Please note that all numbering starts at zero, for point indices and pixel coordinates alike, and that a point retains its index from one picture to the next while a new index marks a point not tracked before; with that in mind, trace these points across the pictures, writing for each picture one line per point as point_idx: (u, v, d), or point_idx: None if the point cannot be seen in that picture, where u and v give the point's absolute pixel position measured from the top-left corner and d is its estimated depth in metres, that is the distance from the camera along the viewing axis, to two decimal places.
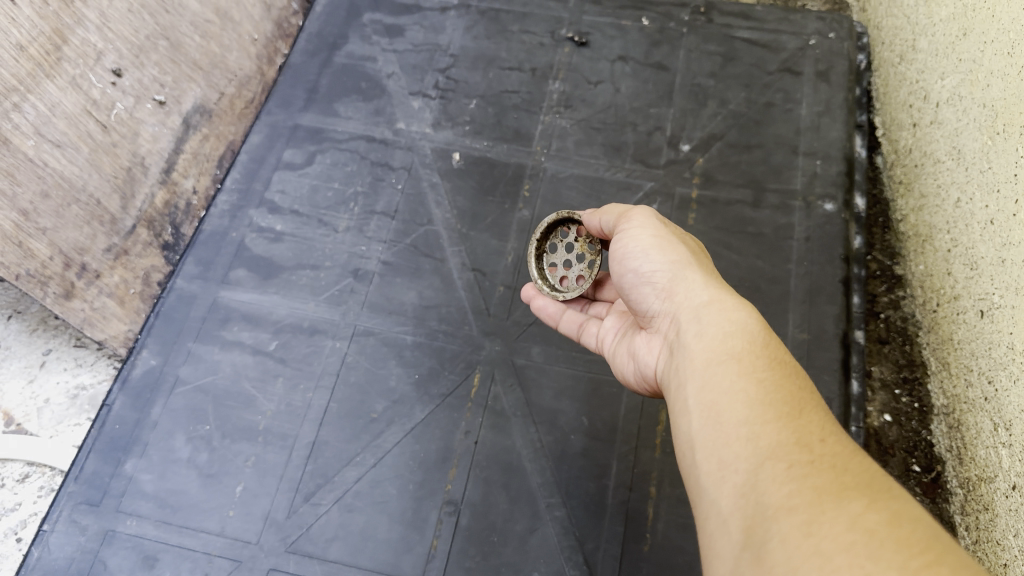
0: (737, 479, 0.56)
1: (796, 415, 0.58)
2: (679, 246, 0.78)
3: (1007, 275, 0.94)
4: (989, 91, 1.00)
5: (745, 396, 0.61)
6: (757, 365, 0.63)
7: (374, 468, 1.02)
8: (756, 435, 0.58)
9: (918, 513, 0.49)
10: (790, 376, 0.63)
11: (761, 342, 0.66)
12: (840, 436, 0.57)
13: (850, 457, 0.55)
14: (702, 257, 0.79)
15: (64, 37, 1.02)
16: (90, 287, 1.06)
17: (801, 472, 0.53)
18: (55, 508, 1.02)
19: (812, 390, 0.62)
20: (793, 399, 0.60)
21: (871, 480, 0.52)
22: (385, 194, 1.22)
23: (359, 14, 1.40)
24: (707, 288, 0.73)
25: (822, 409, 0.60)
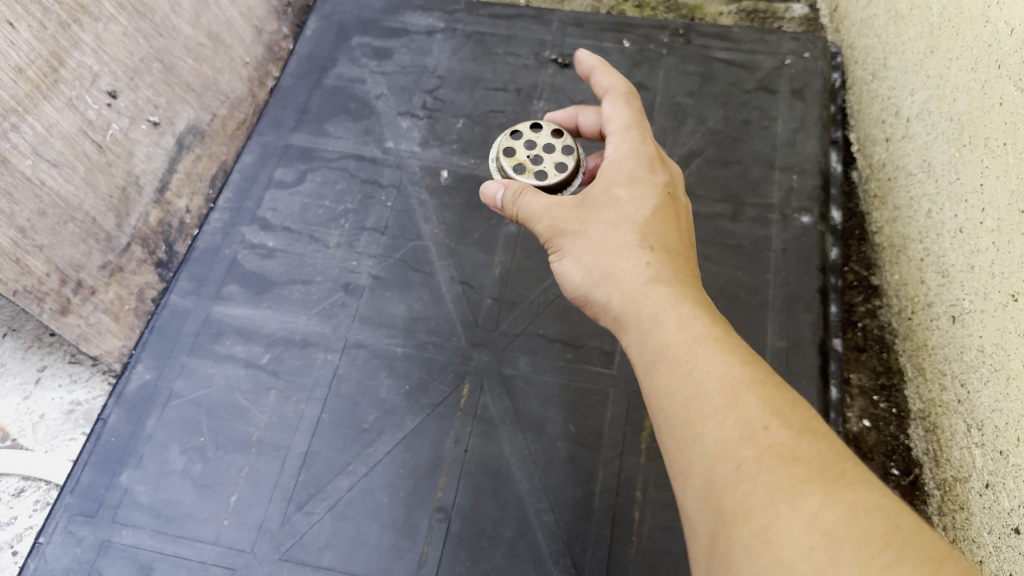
0: (694, 482, 0.59)
1: (730, 404, 0.60)
2: (583, 243, 0.78)
3: (976, 281, 0.97)
4: (955, 105, 1.04)
5: (682, 394, 0.63)
6: (683, 361, 0.65)
7: (365, 477, 1.04)
8: (701, 435, 0.60)
9: (874, 503, 0.51)
10: (713, 360, 0.64)
11: (686, 332, 0.67)
12: (779, 412, 0.59)
13: (797, 442, 0.56)
14: (616, 223, 0.77)
15: (61, 60, 1.04)
16: (85, 303, 1.08)
17: (753, 470, 0.55)
18: (52, 520, 1.04)
19: (744, 364, 0.63)
20: (727, 383, 0.61)
21: (822, 467, 0.54)
22: (375, 211, 1.25)
23: (348, 39, 1.44)
24: (619, 287, 0.74)
25: (757, 384, 0.61)
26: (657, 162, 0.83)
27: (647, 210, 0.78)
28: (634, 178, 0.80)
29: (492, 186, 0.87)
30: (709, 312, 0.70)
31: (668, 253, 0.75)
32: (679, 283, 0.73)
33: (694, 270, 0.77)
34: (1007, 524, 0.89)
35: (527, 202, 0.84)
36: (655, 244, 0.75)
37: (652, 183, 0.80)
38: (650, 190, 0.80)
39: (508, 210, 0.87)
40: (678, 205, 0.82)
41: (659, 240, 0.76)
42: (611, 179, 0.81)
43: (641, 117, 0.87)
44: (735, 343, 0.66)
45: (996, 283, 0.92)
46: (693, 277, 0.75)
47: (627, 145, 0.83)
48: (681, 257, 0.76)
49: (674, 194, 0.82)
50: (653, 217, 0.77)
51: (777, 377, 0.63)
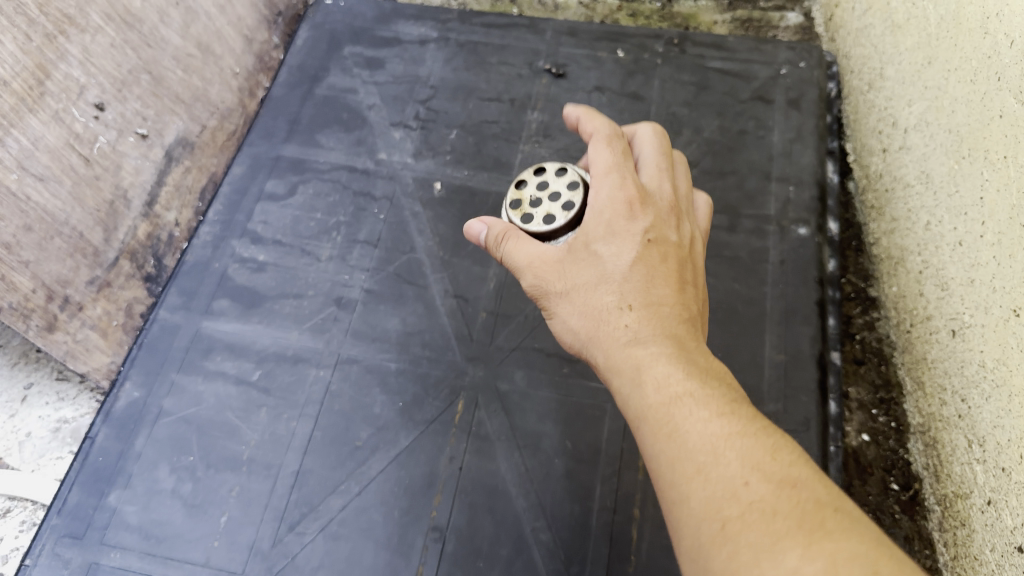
0: (684, 544, 0.59)
1: (712, 462, 0.59)
2: (566, 302, 0.76)
3: (977, 295, 0.96)
4: (954, 116, 1.03)
5: (666, 458, 0.62)
6: (665, 425, 0.63)
7: (358, 496, 1.02)
8: (686, 496, 0.59)
9: (853, 552, 0.51)
10: (693, 421, 0.62)
11: (664, 392, 0.65)
12: (759, 465, 0.58)
13: (777, 495, 0.56)
14: (596, 282, 0.74)
15: (47, 72, 1.02)
16: (73, 319, 1.06)
17: (738, 529, 0.55)
18: (37, 542, 1.02)
19: (723, 419, 0.62)
20: (708, 441, 0.60)
21: (803, 519, 0.54)
22: (368, 223, 1.23)
23: (340, 48, 1.43)
24: (603, 346, 0.72)
25: (735, 438, 0.60)
26: (640, 201, 0.78)
27: (628, 263, 0.74)
28: (612, 231, 0.76)
29: (477, 220, 0.87)
30: (692, 366, 0.67)
31: (652, 307, 0.72)
32: (661, 339, 0.70)
33: (686, 310, 0.74)
34: (1009, 542, 0.87)
35: (516, 254, 0.82)
36: (635, 302, 0.72)
37: (631, 233, 0.76)
38: (629, 243, 0.75)
39: (494, 253, 0.85)
40: (667, 242, 0.77)
41: (639, 292, 0.73)
42: (589, 233, 0.77)
43: (625, 157, 0.81)
44: (718, 397, 0.64)
45: (997, 298, 0.91)
46: (681, 320, 0.72)
47: (609, 190, 0.79)
48: (668, 304, 0.72)
49: (660, 236, 0.77)
50: (634, 270, 0.74)
51: (758, 425, 0.62)
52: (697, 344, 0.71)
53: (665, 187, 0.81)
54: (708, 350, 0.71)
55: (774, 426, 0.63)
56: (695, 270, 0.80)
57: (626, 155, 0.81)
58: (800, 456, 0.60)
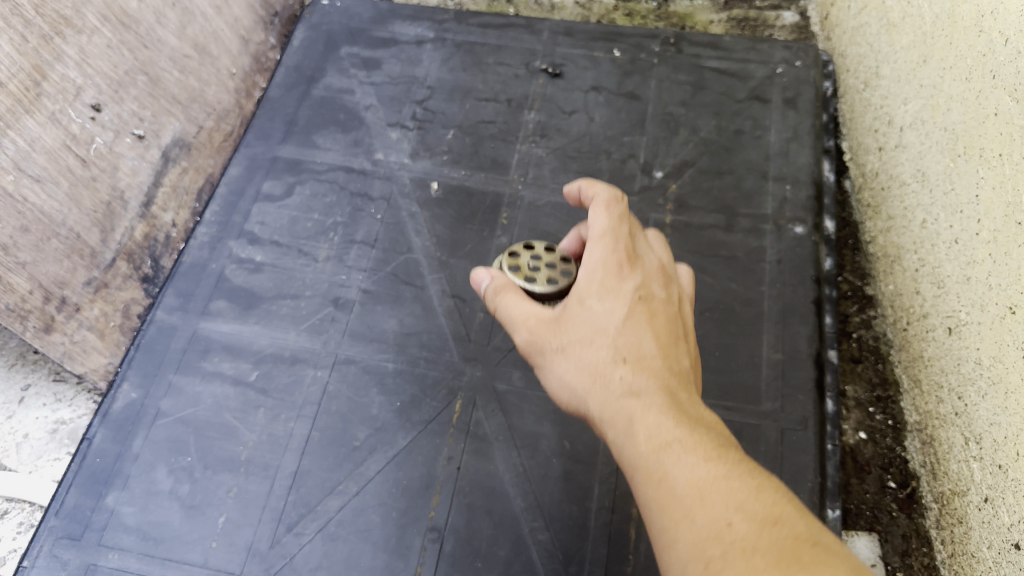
0: None
1: (698, 506, 0.61)
2: (560, 358, 0.76)
3: (973, 293, 0.97)
4: (949, 115, 1.03)
5: (657, 505, 0.63)
6: (655, 473, 0.65)
7: (356, 496, 1.02)
8: (675, 540, 0.61)
9: None
10: (681, 468, 0.63)
11: (655, 441, 0.66)
12: (741, 505, 0.60)
13: (759, 533, 0.57)
14: (590, 337, 0.75)
15: (44, 74, 1.02)
16: (70, 320, 1.06)
17: (723, 566, 0.56)
18: (35, 544, 1.02)
19: (710, 465, 0.63)
20: (694, 485, 0.62)
21: (781, 553, 0.55)
22: (365, 224, 1.23)
23: (336, 49, 1.43)
24: (595, 399, 0.73)
25: (720, 482, 0.62)
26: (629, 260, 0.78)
27: (620, 318, 0.75)
28: (604, 288, 0.76)
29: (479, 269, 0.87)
30: (684, 416, 0.68)
31: (643, 360, 0.72)
32: (654, 390, 0.70)
33: (678, 364, 0.74)
34: (1006, 539, 0.87)
35: (509, 311, 0.81)
36: (628, 355, 0.73)
37: (622, 291, 0.76)
38: (621, 298, 0.76)
39: (491, 304, 0.84)
40: (658, 298, 0.77)
41: (632, 345, 0.73)
42: (582, 289, 0.77)
43: (622, 218, 0.81)
44: (707, 444, 0.65)
45: (993, 295, 0.92)
46: (673, 372, 0.73)
47: (601, 251, 0.79)
48: (659, 357, 0.73)
49: (651, 293, 0.77)
50: (626, 325, 0.74)
51: (744, 469, 0.63)
52: (689, 396, 0.72)
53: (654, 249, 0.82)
54: (699, 401, 0.72)
55: (761, 469, 0.64)
56: (687, 327, 0.80)
57: (622, 214, 0.81)
58: (784, 496, 0.61)
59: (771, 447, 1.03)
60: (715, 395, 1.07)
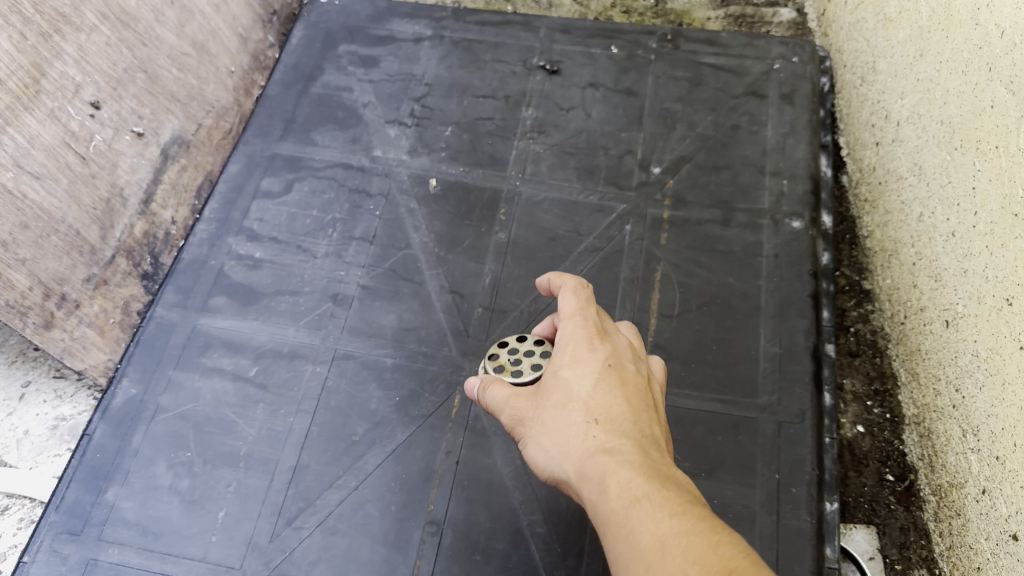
0: None
1: (658, 559, 0.59)
2: (539, 427, 0.75)
3: (969, 286, 0.97)
4: (946, 108, 1.03)
5: (622, 560, 0.62)
6: (620, 527, 0.63)
7: (355, 490, 1.03)
8: None
9: None
10: (645, 522, 0.62)
11: (625, 495, 0.65)
12: (699, 557, 0.58)
13: None
14: (563, 404, 0.74)
15: (42, 71, 1.02)
16: (70, 316, 1.06)
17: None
18: (36, 539, 1.03)
19: (671, 517, 0.61)
20: (656, 538, 0.60)
21: None
22: (363, 220, 1.24)
23: (335, 46, 1.43)
24: (570, 463, 0.71)
25: (681, 533, 0.60)
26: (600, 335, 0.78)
27: (591, 382, 0.74)
28: (575, 358, 0.76)
29: (468, 380, 0.86)
30: (654, 471, 0.67)
31: (613, 422, 0.72)
32: (626, 449, 0.69)
33: (651, 430, 0.73)
34: (1005, 531, 0.88)
35: (492, 395, 0.81)
36: (600, 417, 0.72)
37: (593, 359, 0.76)
38: (592, 365, 0.75)
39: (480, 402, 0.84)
40: (630, 368, 0.76)
41: (604, 409, 0.72)
42: (555, 362, 0.78)
43: (591, 300, 0.81)
44: (673, 498, 0.64)
45: (990, 287, 0.92)
46: (646, 436, 0.72)
47: (572, 328, 0.79)
48: (631, 419, 0.72)
49: (621, 362, 0.77)
50: (597, 388, 0.74)
51: (709, 521, 0.61)
52: (662, 458, 0.70)
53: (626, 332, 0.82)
54: (674, 463, 0.70)
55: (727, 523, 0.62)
56: (659, 403, 0.79)
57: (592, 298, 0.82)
58: (746, 548, 0.59)
59: (769, 440, 1.04)
60: (712, 388, 1.07)
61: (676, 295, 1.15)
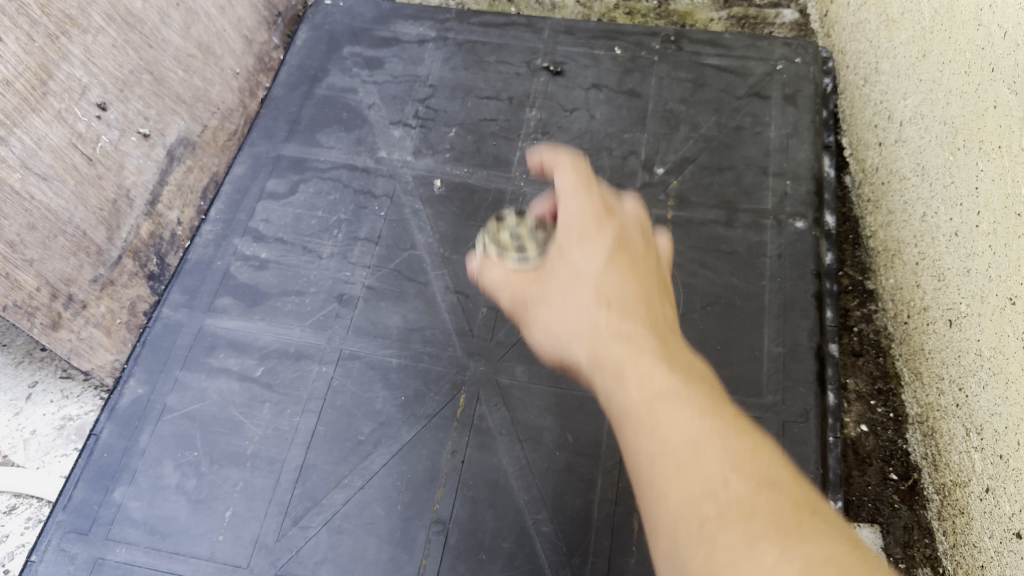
0: (662, 542, 0.58)
1: (690, 458, 0.59)
2: (546, 309, 0.76)
3: (972, 285, 0.97)
4: (948, 109, 1.04)
5: (645, 452, 0.62)
6: (643, 418, 0.63)
7: (362, 490, 1.03)
8: (663, 495, 0.59)
9: (828, 555, 0.52)
10: (672, 416, 0.62)
11: (647, 386, 0.65)
12: (735, 463, 0.58)
13: (754, 496, 0.56)
14: (573, 286, 0.75)
15: (49, 73, 1.03)
16: (77, 317, 1.07)
17: (715, 529, 0.55)
18: (44, 538, 1.03)
19: (701, 417, 0.62)
20: (688, 437, 0.60)
21: (778, 521, 0.54)
22: (368, 221, 1.24)
23: (339, 48, 1.44)
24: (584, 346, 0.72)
25: (715, 438, 0.60)
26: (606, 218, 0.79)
27: (601, 263, 0.75)
28: (584, 239, 0.77)
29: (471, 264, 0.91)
30: (675, 362, 0.68)
31: (625, 305, 0.72)
32: (643, 337, 0.70)
33: (662, 312, 0.74)
34: (1008, 529, 0.88)
35: (495, 275, 0.83)
36: (612, 300, 0.73)
37: (602, 240, 0.77)
38: (600, 247, 0.76)
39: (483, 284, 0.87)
40: (635, 249, 0.78)
41: (616, 293, 0.73)
42: (562, 242, 0.78)
43: (591, 177, 0.82)
44: (699, 396, 0.64)
45: (993, 287, 0.92)
46: (656, 318, 0.73)
47: (576, 204, 0.79)
48: (642, 304, 0.73)
49: (629, 243, 0.78)
50: (608, 270, 0.75)
51: (735, 424, 0.62)
52: (675, 343, 0.71)
53: (631, 211, 0.82)
54: (688, 352, 0.71)
55: (751, 426, 0.63)
56: (668, 280, 0.81)
57: (591, 176, 0.82)
58: (777, 463, 0.60)
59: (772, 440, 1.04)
60: None
61: (680, 295, 1.15)
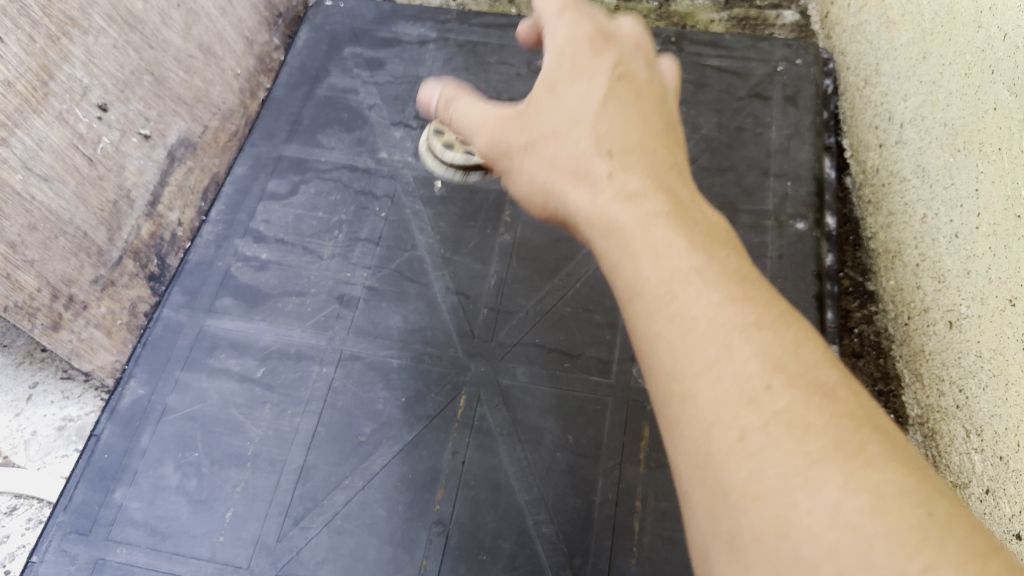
0: (689, 451, 0.50)
1: (722, 354, 0.50)
2: (534, 157, 0.73)
3: (972, 287, 0.97)
4: (949, 110, 1.04)
5: (666, 345, 0.53)
6: (663, 305, 0.54)
7: (362, 491, 1.03)
8: (691, 396, 0.50)
9: (901, 484, 0.43)
10: (697, 299, 0.53)
11: (666, 264, 0.56)
12: (779, 363, 0.49)
13: (806, 405, 0.47)
14: (568, 130, 0.71)
15: (50, 73, 1.03)
16: (77, 318, 1.07)
17: (759, 444, 0.46)
18: (45, 539, 1.03)
19: (737, 305, 0.52)
20: (719, 331, 0.51)
21: (838, 440, 0.45)
22: (369, 222, 1.25)
23: (340, 49, 1.44)
24: (586, 201, 0.66)
25: (753, 329, 0.51)
26: (596, 61, 0.74)
27: (597, 102, 0.71)
28: (578, 72, 0.73)
29: (424, 95, 0.87)
30: (690, 226, 0.59)
31: (628, 151, 0.67)
32: (653, 195, 0.63)
33: (672, 157, 0.69)
34: (1008, 531, 0.88)
35: (473, 121, 0.81)
36: (613, 147, 0.68)
37: (598, 71, 0.73)
38: (596, 82, 0.72)
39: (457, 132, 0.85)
40: (634, 81, 0.73)
41: (617, 138, 0.68)
42: (553, 78, 0.74)
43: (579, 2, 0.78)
44: (726, 272, 0.55)
45: (992, 289, 0.92)
46: (662, 161, 0.67)
47: (565, 31, 0.75)
48: (646, 148, 0.68)
49: (628, 73, 0.74)
50: (606, 111, 0.70)
51: (776, 311, 0.53)
52: (689, 194, 0.65)
53: (625, 41, 0.77)
54: (694, 192, 0.65)
55: (792, 310, 0.54)
56: (672, 112, 0.75)
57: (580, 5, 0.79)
58: (824, 353, 0.51)
59: None
60: None
61: None
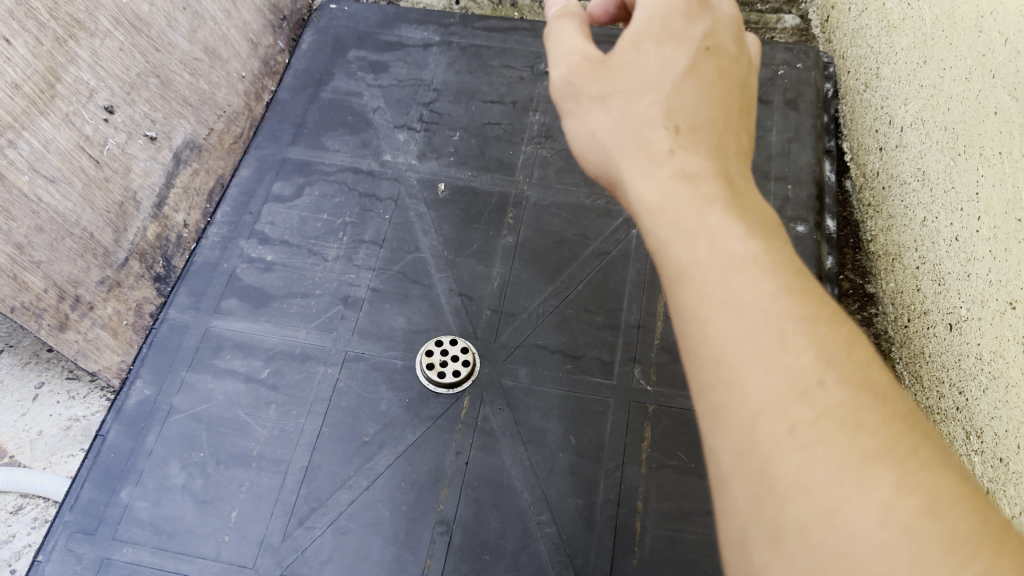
0: (731, 437, 0.49)
1: (777, 344, 0.49)
2: (601, 110, 0.73)
3: (973, 290, 0.98)
4: (949, 114, 1.05)
5: (717, 331, 0.52)
6: (717, 288, 0.53)
7: (366, 491, 1.04)
8: (738, 381, 0.49)
9: (953, 491, 0.43)
10: (754, 285, 0.52)
11: (721, 246, 0.55)
12: (833, 359, 0.48)
13: (858, 402, 0.46)
14: (644, 91, 0.70)
15: (57, 76, 1.04)
16: (84, 318, 1.08)
17: (810, 437, 0.45)
18: (51, 538, 1.04)
19: (794, 299, 0.51)
20: (775, 321, 0.50)
21: (890, 442, 0.45)
22: (373, 224, 1.25)
23: (343, 52, 1.45)
24: (641, 164, 0.66)
25: (809, 323, 0.50)
26: (684, 33, 0.72)
27: (677, 74, 0.70)
28: (667, 35, 0.72)
29: None
30: (747, 215, 0.59)
31: (692, 131, 0.66)
32: (711, 180, 0.62)
33: (734, 141, 0.68)
34: None
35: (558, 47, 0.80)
36: (681, 124, 0.67)
37: (687, 42, 0.71)
38: (682, 52, 0.71)
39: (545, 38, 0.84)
40: (721, 59, 0.72)
41: (685, 116, 0.67)
42: (642, 33, 0.72)
43: None
44: (783, 266, 0.54)
45: (993, 292, 0.93)
46: (722, 146, 0.66)
47: None
48: (712, 129, 0.67)
49: (715, 47, 0.72)
50: (685, 86, 0.69)
51: (828, 309, 0.52)
52: (746, 186, 0.64)
53: (722, 11, 0.75)
54: (754, 183, 0.65)
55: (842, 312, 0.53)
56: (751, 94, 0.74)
57: None
58: (874, 353, 0.51)
59: None
60: None
61: None
